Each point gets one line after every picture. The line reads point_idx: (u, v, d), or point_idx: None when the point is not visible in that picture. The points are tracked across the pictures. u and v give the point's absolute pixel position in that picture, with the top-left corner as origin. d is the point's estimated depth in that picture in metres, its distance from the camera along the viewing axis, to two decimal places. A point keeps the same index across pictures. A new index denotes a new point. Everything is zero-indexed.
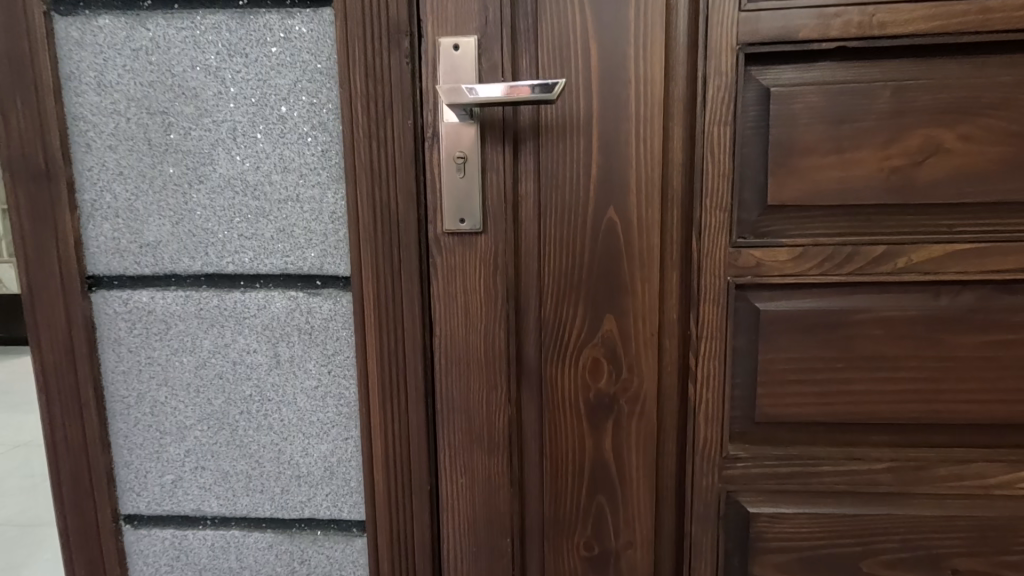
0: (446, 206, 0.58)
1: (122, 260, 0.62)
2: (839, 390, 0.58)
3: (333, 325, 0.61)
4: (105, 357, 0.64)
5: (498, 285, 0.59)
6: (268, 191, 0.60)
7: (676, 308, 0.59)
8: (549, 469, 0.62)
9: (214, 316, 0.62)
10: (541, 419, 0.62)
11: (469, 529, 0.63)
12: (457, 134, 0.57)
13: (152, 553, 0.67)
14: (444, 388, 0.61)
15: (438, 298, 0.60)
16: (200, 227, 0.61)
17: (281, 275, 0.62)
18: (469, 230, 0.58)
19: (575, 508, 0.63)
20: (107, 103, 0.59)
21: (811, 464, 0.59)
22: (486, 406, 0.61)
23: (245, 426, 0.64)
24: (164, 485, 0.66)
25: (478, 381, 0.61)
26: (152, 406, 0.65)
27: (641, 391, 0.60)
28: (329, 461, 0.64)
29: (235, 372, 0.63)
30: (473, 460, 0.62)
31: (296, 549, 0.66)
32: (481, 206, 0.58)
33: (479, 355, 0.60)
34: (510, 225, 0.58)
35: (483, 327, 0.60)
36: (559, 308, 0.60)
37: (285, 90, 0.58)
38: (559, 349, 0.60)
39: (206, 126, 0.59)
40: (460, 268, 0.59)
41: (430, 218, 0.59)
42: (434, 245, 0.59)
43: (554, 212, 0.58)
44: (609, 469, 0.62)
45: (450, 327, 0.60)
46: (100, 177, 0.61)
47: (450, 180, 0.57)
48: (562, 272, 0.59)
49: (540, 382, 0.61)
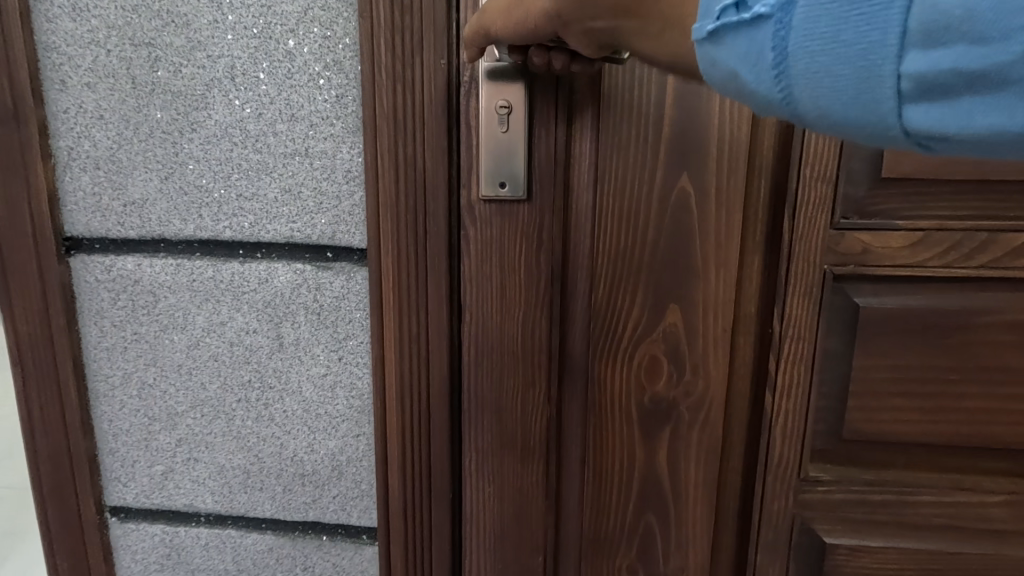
0: (484, 167, 0.48)
1: (104, 220, 0.53)
2: (944, 404, 0.51)
3: (346, 305, 0.52)
4: (85, 331, 0.56)
5: (541, 267, 0.49)
6: (271, 143, 0.50)
7: (754, 300, 0.50)
8: (591, 481, 0.54)
9: (209, 289, 0.54)
10: (585, 424, 0.53)
11: (496, 546, 0.55)
12: (501, 78, 0.47)
13: (141, 549, 0.61)
14: (471, 383, 0.52)
15: (471, 278, 0.50)
16: (193, 184, 0.52)
17: (285, 244, 0.52)
18: (509, 197, 0.48)
19: (619, 527, 0.54)
20: (83, 31, 0.50)
21: (908, 493, 0.53)
22: (521, 408, 0.52)
23: (244, 416, 0.56)
24: (154, 476, 0.59)
25: (514, 378, 0.52)
26: (139, 388, 0.57)
27: (707, 397, 0.51)
28: (337, 459, 0.56)
29: (232, 355, 0.55)
30: (504, 468, 0.53)
31: (300, 554, 0.58)
32: (526, 168, 0.48)
33: (515, 347, 0.51)
34: (560, 194, 0.48)
35: (521, 314, 0.50)
36: (613, 295, 0.50)
37: (294, 19, 0.48)
38: (609, 343, 0.51)
39: (200, 62, 0.49)
40: (497, 244, 0.50)
41: (462, 181, 0.49)
42: (466, 213, 0.49)
43: (613, 178, 0.48)
44: (662, 485, 0.53)
45: (481, 314, 0.51)
46: (77, 120, 0.52)
47: (490, 136, 0.47)
48: (618, 252, 0.49)
49: (586, 381, 0.52)
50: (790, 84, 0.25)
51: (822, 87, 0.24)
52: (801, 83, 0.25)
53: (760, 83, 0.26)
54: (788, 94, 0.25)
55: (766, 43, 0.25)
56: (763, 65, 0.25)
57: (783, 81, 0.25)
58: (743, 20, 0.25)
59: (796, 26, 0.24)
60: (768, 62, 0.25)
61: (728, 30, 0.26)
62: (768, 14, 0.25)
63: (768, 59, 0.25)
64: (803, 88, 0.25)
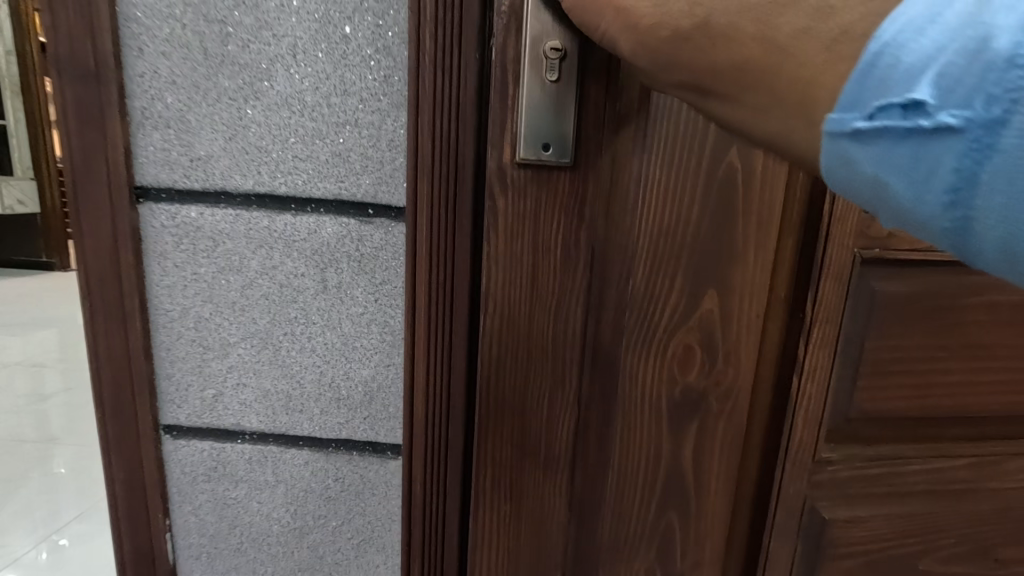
0: (524, 131, 0.54)
1: (171, 172, 0.61)
2: (915, 377, 0.72)
3: (383, 255, 0.62)
4: (150, 270, 0.64)
5: (582, 244, 0.58)
6: (325, 113, 0.59)
7: (784, 285, 0.65)
8: (617, 483, 0.65)
9: (264, 237, 0.62)
10: (607, 383, 0.63)
11: (512, 504, 0.64)
12: (548, 24, 0.51)
13: (190, 463, 0.70)
14: (493, 337, 0.60)
15: (494, 264, 0.58)
16: (254, 145, 0.60)
17: (333, 201, 0.61)
18: (553, 161, 0.55)
19: (638, 493, 0.66)
20: (161, 5, 0.57)
21: (892, 465, 0.75)
22: (550, 384, 0.62)
23: (289, 347, 0.65)
24: (205, 398, 0.68)
25: (541, 359, 0.61)
26: (196, 321, 0.65)
27: (734, 386, 0.64)
28: (370, 386, 0.66)
29: (281, 294, 0.64)
30: (532, 479, 0.64)
31: (331, 468, 0.69)
32: (573, 136, 0.55)
33: (543, 345, 0.60)
34: (603, 168, 0.57)
35: (548, 282, 0.59)
36: (654, 278, 0.60)
37: (351, 8, 0.57)
38: (649, 336, 0.62)
39: (265, 40, 0.58)
40: (530, 218, 0.57)
41: (498, 147, 0.56)
42: (497, 177, 0.56)
43: (659, 173, 0.57)
44: (685, 476, 0.66)
45: (503, 279, 0.59)
46: (151, 84, 0.59)
47: (533, 87, 0.53)
48: (663, 234, 0.59)
49: (610, 354, 0.62)
50: (968, 210, 0.27)
51: (1005, 223, 0.26)
52: (979, 210, 0.27)
53: (914, 192, 0.29)
54: (964, 217, 0.28)
55: (950, 161, 0.28)
56: (941, 187, 0.28)
57: (960, 208, 0.28)
58: (926, 132, 0.28)
59: (992, 147, 0.26)
60: (946, 174, 0.28)
61: (915, 141, 0.29)
62: (957, 128, 0.27)
63: (945, 177, 0.28)
64: (983, 219, 0.27)
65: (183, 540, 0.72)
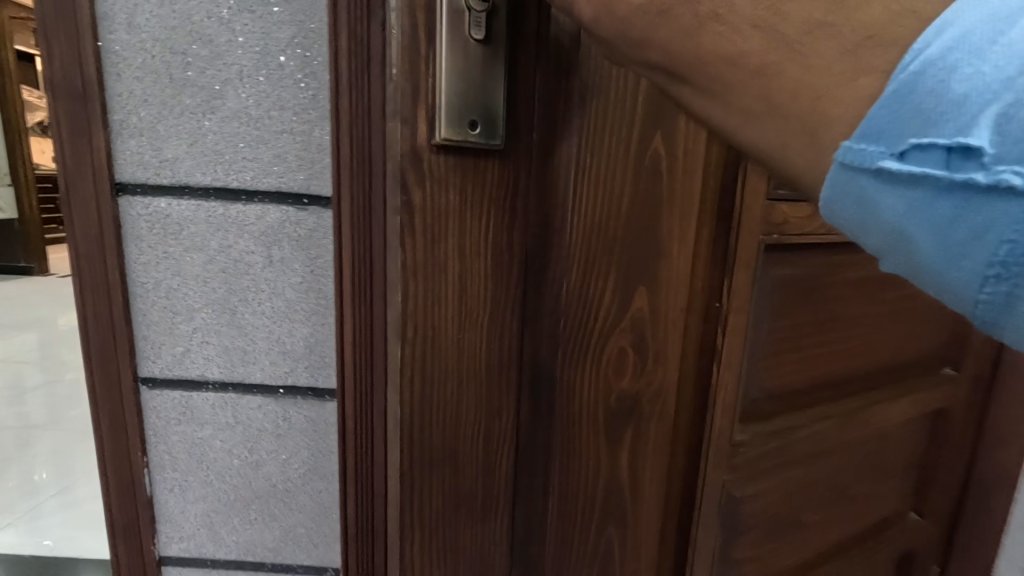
0: (446, 105, 0.45)
1: (145, 171, 0.77)
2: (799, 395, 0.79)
3: (317, 236, 0.79)
4: (128, 250, 0.80)
5: (514, 244, 0.50)
6: (267, 123, 0.75)
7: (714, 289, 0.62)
8: (555, 521, 0.56)
9: (220, 222, 0.78)
10: (545, 406, 0.55)
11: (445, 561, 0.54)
12: None
13: (164, 409, 0.85)
14: (423, 361, 0.50)
15: (416, 278, 0.48)
16: (211, 149, 0.76)
17: (275, 192, 0.78)
18: (480, 142, 0.46)
19: (577, 543, 0.57)
20: (135, 41, 0.73)
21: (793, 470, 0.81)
22: (482, 415, 0.52)
23: (243, 310, 0.81)
24: (175, 354, 0.83)
25: (472, 386, 0.51)
26: (167, 291, 0.81)
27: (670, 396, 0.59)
28: (309, 341, 0.82)
29: (235, 268, 0.80)
30: (467, 533, 0.54)
31: (281, 410, 0.85)
32: (501, 111, 0.46)
33: (473, 367, 0.51)
34: (537, 154, 0.49)
35: (476, 292, 0.50)
36: (588, 282, 0.52)
37: (284, 43, 0.73)
38: (590, 349, 0.54)
39: (218, 67, 0.74)
40: (454, 215, 0.48)
41: (412, 123, 0.46)
42: (416, 161, 0.46)
43: (595, 164, 0.50)
44: (626, 500, 0.59)
45: (428, 290, 0.48)
46: (128, 102, 0.75)
47: (457, 52, 0.44)
48: (597, 233, 0.51)
49: (545, 373, 0.54)
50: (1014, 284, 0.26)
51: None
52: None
53: (949, 246, 0.28)
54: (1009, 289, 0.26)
55: (1005, 229, 0.25)
56: (984, 256, 0.26)
57: (1006, 280, 0.26)
58: (980, 190, 0.26)
59: None
60: (998, 237, 0.26)
61: (967, 199, 0.27)
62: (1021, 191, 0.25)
63: (993, 246, 0.26)
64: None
65: (158, 474, 0.88)
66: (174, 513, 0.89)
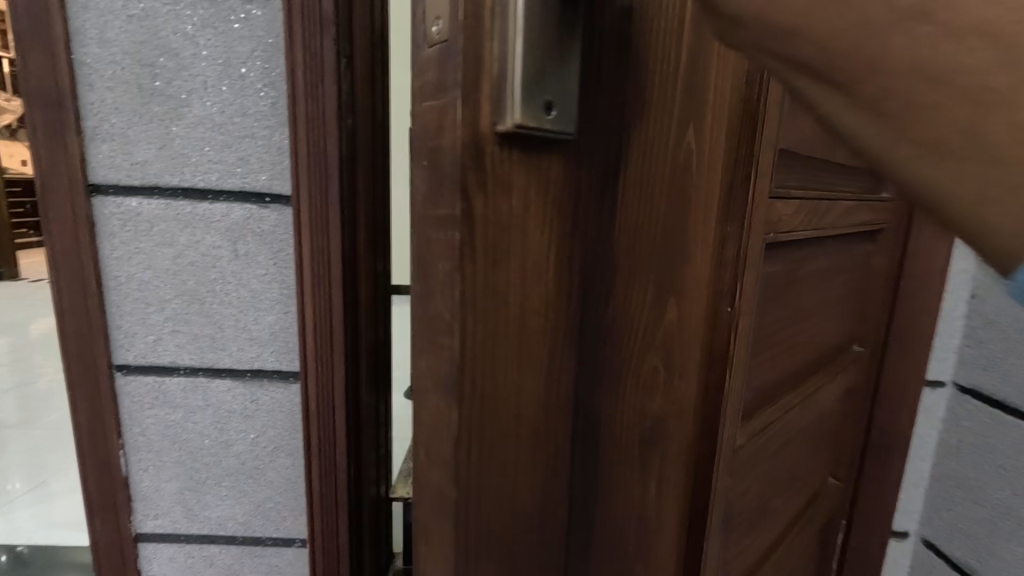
0: (514, 79, 0.36)
1: (117, 173, 0.84)
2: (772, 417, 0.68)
3: (279, 231, 0.86)
4: (102, 246, 0.86)
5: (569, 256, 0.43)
6: (231, 129, 0.83)
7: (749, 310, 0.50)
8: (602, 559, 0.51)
9: (188, 219, 0.85)
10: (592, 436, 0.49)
11: None
12: None
13: (138, 393, 0.92)
14: (474, 407, 0.41)
15: (473, 301, 0.39)
16: (179, 152, 0.83)
17: (239, 192, 0.85)
18: (552, 130, 0.39)
19: None
20: (106, 54, 0.80)
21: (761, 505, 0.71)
22: (531, 465, 0.45)
23: (211, 301, 0.89)
24: (148, 343, 0.90)
25: (519, 435, 0.43)
26: (139, 284, 0.88)
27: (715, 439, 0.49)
28: (274, 328, 0.90)
29: (203, 262, 0.87)
30: None
31: (248, 392, 0.92)
32: (572, 93, 0.39)
33: (528, 409, 0.43)
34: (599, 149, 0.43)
35: (535, 317, 0.42)
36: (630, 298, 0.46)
37: (245, 56, 0.81)
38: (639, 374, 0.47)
39: (184, 78, 0.81)
40: (516, 228, 0.40)
41: (470, 100, 0.36)
42: (471, 156, 0.37)
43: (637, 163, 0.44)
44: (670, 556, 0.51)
45: (479, 320, 0.40)
46: (100, 110, 0.82)
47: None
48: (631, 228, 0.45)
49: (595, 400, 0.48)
50: None
51: None
52: None
53: None
54: None
55: None
56: None
57: None
58: None
59: None
60: None
61: None
62: None
63: None
64: None
65: (133, 456, 0.94)
66: (150, 491, 0.96)
